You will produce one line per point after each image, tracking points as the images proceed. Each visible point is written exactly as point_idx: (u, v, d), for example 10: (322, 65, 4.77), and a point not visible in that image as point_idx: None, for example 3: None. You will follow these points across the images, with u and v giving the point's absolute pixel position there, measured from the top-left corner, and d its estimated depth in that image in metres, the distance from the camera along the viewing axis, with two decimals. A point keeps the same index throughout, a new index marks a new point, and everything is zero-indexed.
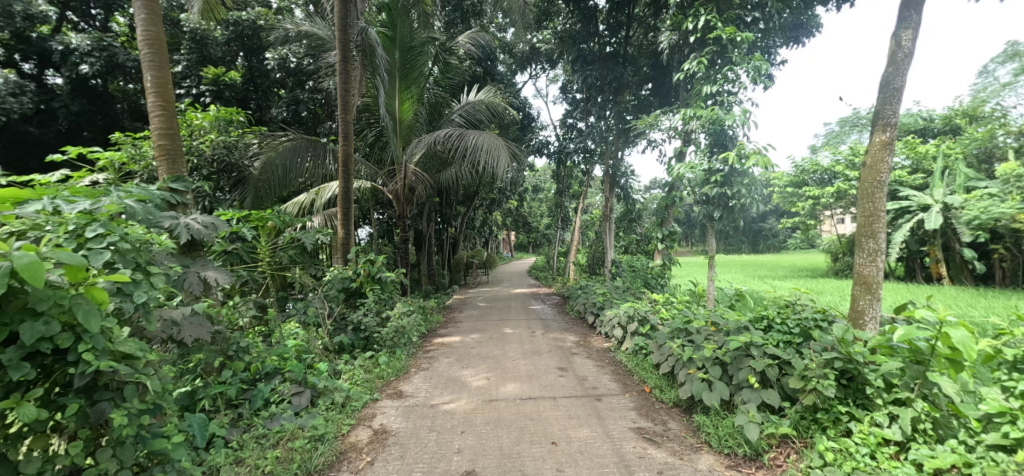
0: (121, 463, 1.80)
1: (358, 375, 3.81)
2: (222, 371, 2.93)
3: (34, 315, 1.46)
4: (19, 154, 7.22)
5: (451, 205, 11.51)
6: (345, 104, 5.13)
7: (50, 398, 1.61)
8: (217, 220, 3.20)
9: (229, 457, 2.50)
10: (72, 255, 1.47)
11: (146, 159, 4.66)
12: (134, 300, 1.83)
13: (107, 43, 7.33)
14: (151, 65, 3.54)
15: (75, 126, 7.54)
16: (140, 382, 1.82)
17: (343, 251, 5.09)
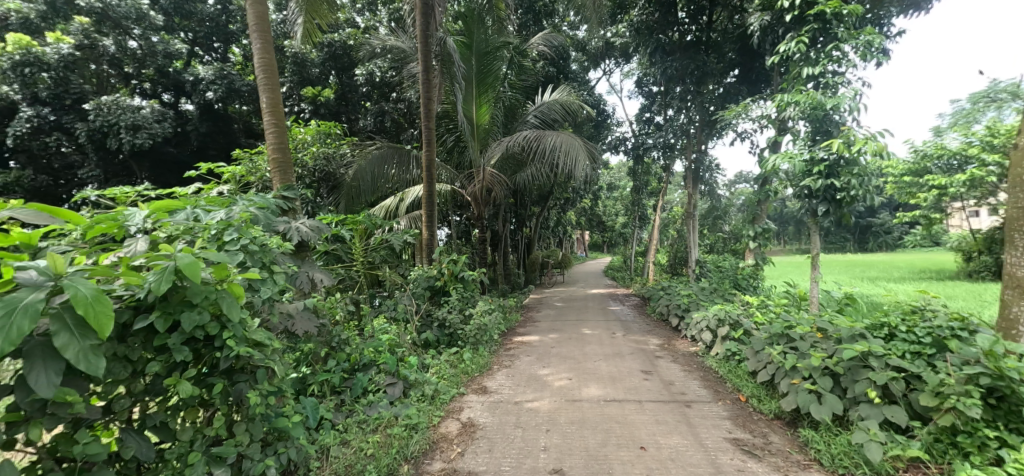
0: (251, 436, 2.05)
1: (445, 369, 3.98)
2: (326, 360, 3.21)
3: (190, 306, 1.69)
4: (165, 170, 9.10)
5: (526, 205, 11.63)
6: (428, 111, 5.39)
7: (200, 377, 1.88)
8: (321, 223, 3.52)
9: (336, 438, 2.73)
10: (220, 255, 1.70)
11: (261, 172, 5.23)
12: (262, 294, 2.07)
13: (225, 72, 8.28)
14: (265, 87, 3.99)
15: (203, 144, 8.89)
16: (268, 367, 2.06)
17: (428, 251, 5.34)
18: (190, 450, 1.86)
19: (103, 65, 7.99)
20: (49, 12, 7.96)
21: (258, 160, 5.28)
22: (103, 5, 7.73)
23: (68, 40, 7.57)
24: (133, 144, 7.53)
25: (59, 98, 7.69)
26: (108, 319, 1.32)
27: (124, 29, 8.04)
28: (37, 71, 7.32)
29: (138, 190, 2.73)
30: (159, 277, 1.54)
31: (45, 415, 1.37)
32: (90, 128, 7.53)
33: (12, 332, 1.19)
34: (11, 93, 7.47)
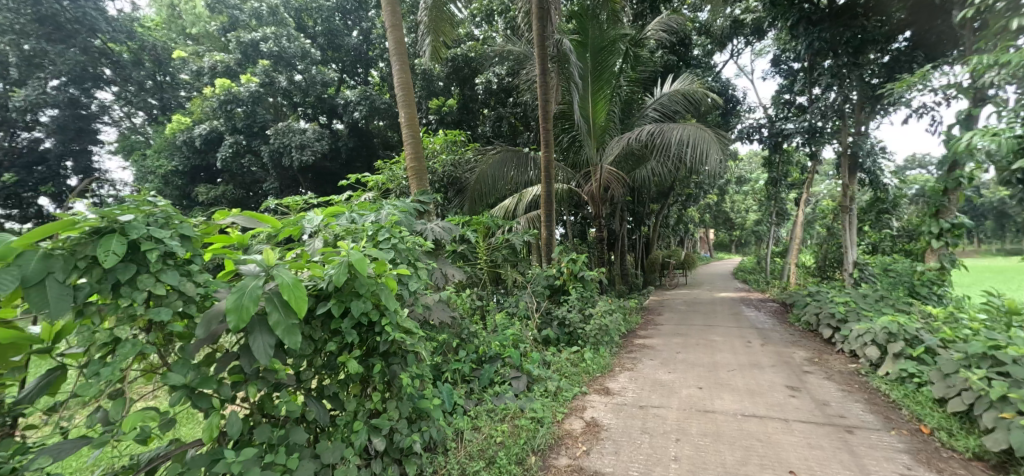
0: (401, 412, 2.32)
1: (567, 367, 4.02)
2: (458, 351, 3.45)
3: (358, 296, 1.97)
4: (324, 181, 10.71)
5: (644, 203, 11.19)
6: (546, 113, 5.49)
7: (363, 357, 2.18)
8: (451, 224, 3.81)
9: (469, 423, 2.93)
10: (380, 251, 1.95)
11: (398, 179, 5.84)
12: (410, 287, 2.33)
13: (368, 94, 9.30)
14: (403, 104, 4.43)
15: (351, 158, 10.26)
16: (415, 353, 2.31)
17: (547, 251, 5.42)
18: (355, 419, 2.17)
19: (278, 97, 9.59)
20: (241, 59, 9.86)
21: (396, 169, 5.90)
22: (279, 48, 9.32)
23: (254, 79, 9.11)
24: (300, 161, 8.98)
25: (251, 127, 9.52)
26: (303, 302, 1.62)
27: (291, 65, 9.58)
28: (236, 106, 9.10)
29: (304, 199, 3.23)
30: (337, 272, 1.82)
31: (259, 378, 1.72)
32: (271, 149, 9.13)
33: (243, 312, 1.52)
34: (219, 126, 9.44)
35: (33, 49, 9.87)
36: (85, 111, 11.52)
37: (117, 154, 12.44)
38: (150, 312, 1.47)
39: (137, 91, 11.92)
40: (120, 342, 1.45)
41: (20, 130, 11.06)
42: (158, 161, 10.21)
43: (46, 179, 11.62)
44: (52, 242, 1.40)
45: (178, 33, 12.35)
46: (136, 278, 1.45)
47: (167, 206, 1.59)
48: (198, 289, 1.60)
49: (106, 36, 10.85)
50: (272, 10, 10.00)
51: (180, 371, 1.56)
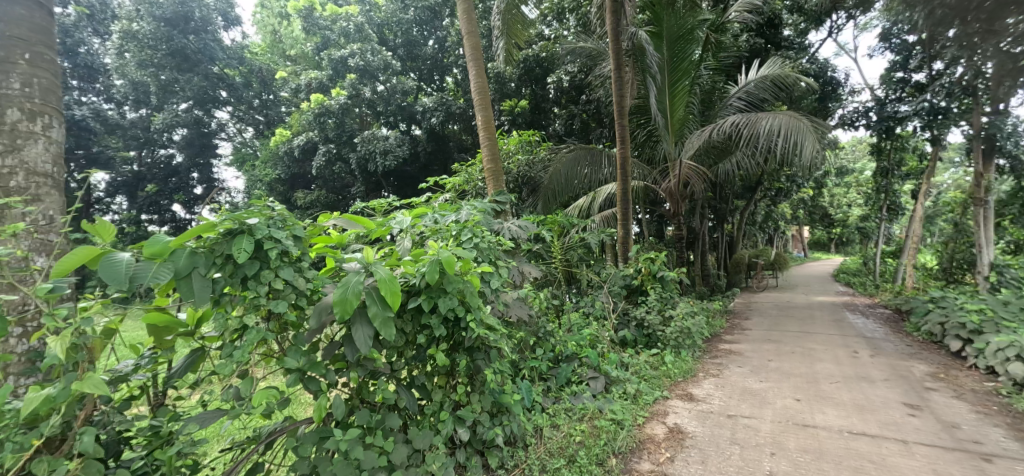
0: (483, 405, 2.40)
1: (648, 370, 3.89)
2: (535, 349, 3.47)
3: (445, 292, 2.07)
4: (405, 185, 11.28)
5: (727, 199, 10.53)
6: (621, 109, 5.36)
7: (449, 350, 2.28)
8: (526, 223, 3.85)
9: (547, 420, 2.95)
10: (465, 251, 2.04)
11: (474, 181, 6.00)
12: (492, 285, 2.41)
13: (445, 100, 9.67)
14: (480, 107, 4.56)
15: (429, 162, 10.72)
16: (496, 348, 2.38)
17: (624, 251, 5.29)
18: (442, 409, 2.29)
19: (363, 108, 10.27)
20: (332, 75, 10.71)
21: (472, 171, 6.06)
22: (364, 62, 10.00)
23: (343, 92, 9.84)
24: (384, 166, 9.57)
25: (340, 136, 10.33)
26: (397, 297, 1.74)
27: (374, 77, 10.19)
28: (328, 118, 9.91)
29: (389, 201, 3.44)
30: (428, 269, 1.92)
31: (359, 365, 1.88)
32: (358, 156, 9.81)
33: (348, 305, 1.67)
34: (313, 137, 10.33)
35: (168, 79, 11.49)
36: (207, 129, 13.04)
37: (232, 165, 13.99)
38: (271, 303, 1.66)
39: (247, 108, 13.44)
40: (248, 328, 1.64)
41: (157, 147, 12.78)
42: (265, 170, 11.41)
43: (178, 189, 13.32)
44: (195, 242, 1.62)
45: (278, 55, 13.73)
46: (260, 273, 1.64)
47: (283, 210, 1.78)
48: (309, 284, 1.78)
49: (223, 63, 12.29)
50: (358, 27, 10.60)
51: (294, 356, 1.74)
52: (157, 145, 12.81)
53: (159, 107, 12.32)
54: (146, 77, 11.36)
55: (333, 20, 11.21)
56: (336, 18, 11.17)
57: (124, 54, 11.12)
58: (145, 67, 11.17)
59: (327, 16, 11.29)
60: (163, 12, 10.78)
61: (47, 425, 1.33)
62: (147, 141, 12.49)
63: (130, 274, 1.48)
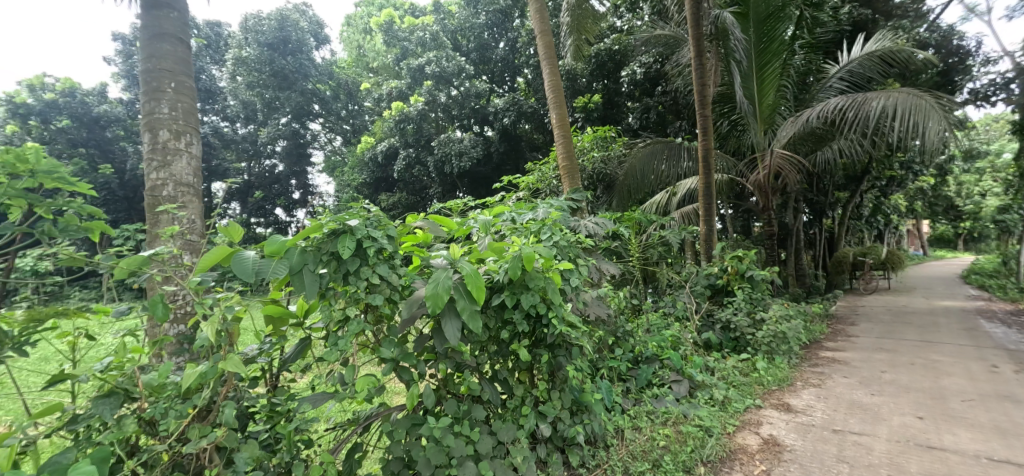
0: (564, 403, 2.40)
1: (738, 377, 3.65)
2: (614, 349, 3.40)
3: (527, 289, 2.10)
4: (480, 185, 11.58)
5: (826, 191, 9.59)
6: (703, 98, 5.10)
7: (531, 346, 2.32)
8: (603, 219, 3.80)
9: (629, 422, 2.88)
10: (547, 248, 2.06)
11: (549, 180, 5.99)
12: (571, 282, 2.41)
13: (516, 100, 9.79)
14: (554, 106, 4.56)
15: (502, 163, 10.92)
16: (576, 345, 2.39)
17: (707, 248, 5.04)
18: (524, 404, 2.32)
19: (439, 113, 10.72)
20: (410, 83, 11.30)
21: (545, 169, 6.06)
22: (440, 69, 10.40)
23: (421, 99, 10.37)
24: (460, 167, 9.97)
25: (419, 141, 10.85)
26: (483, 294, 1.80)
27: (448, 82, 10.59)
28: (407, 124, 10.49)
29: (466, 201, 3.56)
30: (510, 266, 1.97)
31: (445, 358, 1.98)
32: (436, 160, 10.27)
33: (438, 299, 1.76)
34: (395, 143, 10.96)
35: (271, 96, 12.90)
36: (303, 139, 14.32)
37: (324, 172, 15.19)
38: (369, 297, 1.80)
39: (335, 119, 14.47)
40: (350, 319, 1.79)
41: (263, 157, 14.26)
42: (353, 176, 12.30)
43: (280, 194, 14.88)
44: (305, 241, 1.79)
45: (363, 68, 14.53)
46: (359, 269, 1.79)
47: (377, 212, 1.93)
48: (400, 280, 1.91)
49: (315, 80, 13.32)
50: (433, 36, 11.14)
51: (388, 347, 1.86)
52: (263, 155, 14.28)
53: (264, 122, 13.77)
54: (253, 96, 12.88)
55: (410, 31, 11.70)
56: (413, 29, 11.60)
57: (237, 76, 12.82)
58: (252, 86, 12.73)
59: (405, 27, 11.89)
60: (265, 37, 12.23)
61: (199, 397, 1.52)
62: (255, 153, 14.12)
63: (255, 269, 1.67)
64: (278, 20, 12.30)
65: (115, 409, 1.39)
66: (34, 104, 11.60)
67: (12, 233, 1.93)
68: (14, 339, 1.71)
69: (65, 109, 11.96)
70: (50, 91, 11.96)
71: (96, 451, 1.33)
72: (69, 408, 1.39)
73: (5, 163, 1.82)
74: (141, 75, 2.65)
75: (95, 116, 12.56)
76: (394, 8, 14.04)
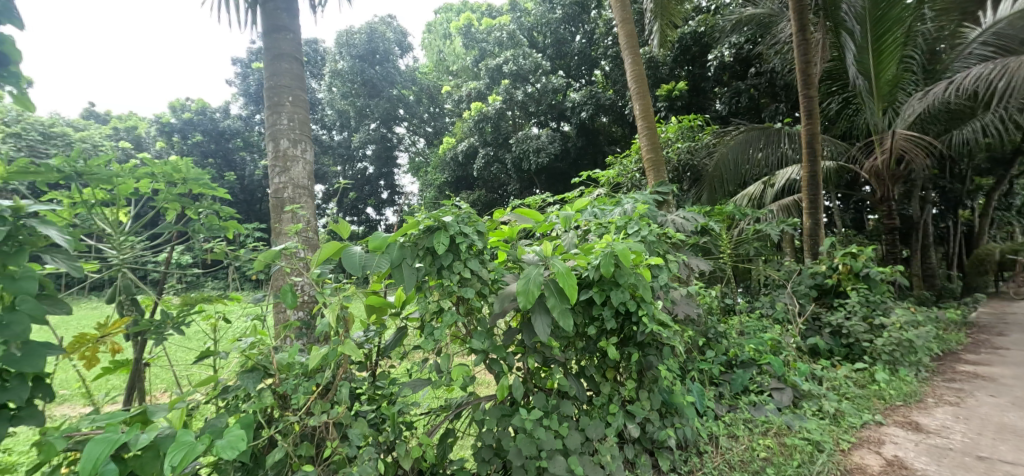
0: (653, 405, 2.32)
1: (851, 388, 3.28)
2: (705, 351, 3.20)
3: (617, 286, 2.07)
4: (558, 182, 11.53)
5: (961, 178, 8.29)
6: (807, 77, 4.64)
7: (621, 344, 2.27)
8: (694, 213, 3.61)
9: (724, 430, 2.71)
10: (640, 245, 2.00)
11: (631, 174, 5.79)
12: (662, 279, 2.33)
13: (594, 93, 9.66)
14: (638, 97, 4.41)
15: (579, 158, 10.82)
16: (666, 345, 2.30)
17: (812, 244, 4.61)
18: (611, 402, 2.28)
19: (516, 111, 10.91)
20: (489, 83, 11.56)
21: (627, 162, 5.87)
22: (517, 67, 10.68)
23: (499, 98, 10.60)
24: (538, 163, 10.10)
25: (497, 139, 11.09)
26: (573, 289, 1.80)
27: (525, 79, 10.71)
28: (486, 123, 10.80)
29: (547, 197, 3.56)
30: (601, 262, 1.94)
31: (533, 352, 2.01)
32: (514, 156, 10.57)
33: (530, 293, 1.79)
34: (474, 143, 11.28)
35: (362, 104, 13.96)
36: (391, 143, 15.22)
37: (408, 173, 15.91)
38: (461, 290, 1.89)
39: (418, 122, 15.07)
40: (445, 311, 1.87)
41: (356, 161, 15.40)
42: (436, 176, 12.82)
43: (370, 195, 15.97)
44: (404, 237, 1.90)
45: (443, 72, 14.96)
46: (453, 264, 1.88)
47: (469, 209, 2.00)
48: (490, 274, 1.97)
49: (401, 86, 14.32)
50: (510, 35, 11.52)
51: (479, 339, 1.92)
52: (355, 159, 15.36)
53: (356, 128, 14.75)
54: (347, 105, 14.01)
55: (488, 33, 12.27)
56: (490, 30, 12.20)
57: (332, 88, 14.01)
58: (347, 96, 13.92)
59: (483, 28, 12.46)
60: (356, 50, 13.45)
61: (321, 377, 1.70)
62: (349, 157, 15.31)
63: (361, 263, 1.80)
64: (367, 34, 13.53)
65: (257, 382, 1.59)
66: (176, 123, 13.77)
67: (171, 233, 2.27)
68: (173, 320, 2.03)
69: (199, 126, 13.89)
70: (187, 111, 14.02)
71: (243, 417, 1.54)
72: (221, 380, 1.62)
73: (164, 173, 2.14)
74: (267, 91, 2.99)
75: (222, 129, 14.36)
76: (472, 11, 14.47)
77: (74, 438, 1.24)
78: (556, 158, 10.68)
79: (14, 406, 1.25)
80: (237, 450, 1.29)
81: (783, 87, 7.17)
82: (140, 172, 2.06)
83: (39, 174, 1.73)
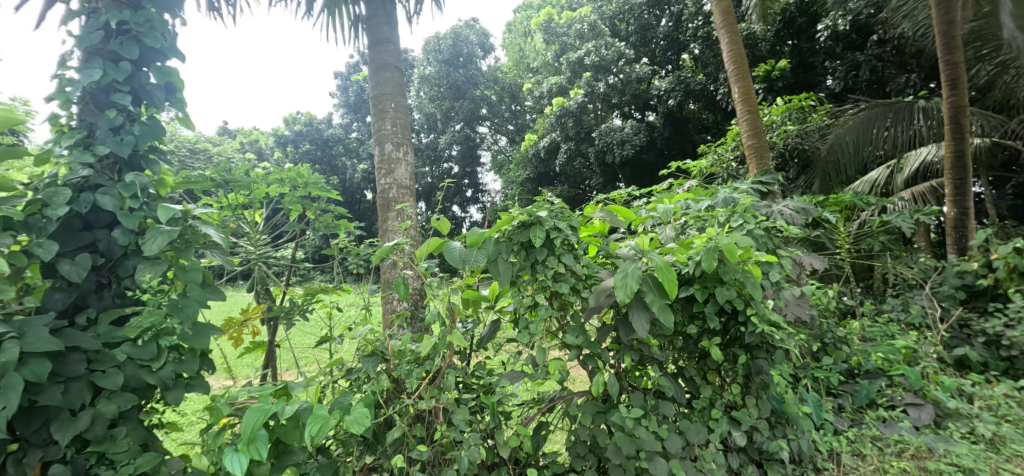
0: (762, 413, 2.13)
1: (1015, 409, 2.72)
2: (821, 357, 2.89)
3: (722, 282, 1.95)
4: (644, 174, 11.14)
5: None
6: (948, 40, 3.99)
7: (726, 346, 2.14)
8: (806, 204, 3.28)
9: (848, 447, 2.44)
10: (748, 239, 1.86)
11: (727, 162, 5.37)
12: (772, 277, 2.16)
13: (682, 79, 9.27)
14: (737, 78, 4.09)
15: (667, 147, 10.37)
16: (779, 348, 2.12)
17: (956, 239, 3.97)
18: (713, 407, 2.13)
19: (598, 103, 10.70)
20: (571, 77, 11.41)
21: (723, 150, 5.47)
22: (599, 58, 10.39)
23: (581, 91, 10.46)
24: (622, 156, 9.87)
25: (580, 133, 10.93)
26: (673, 286, 1.74)
27: (607, 70, 10.46)
28: (568, 118, 10.70)
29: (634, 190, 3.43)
30: (704, 257, 1.84)
31: (630, 350, 1.97)
32: (598, 150, 10.37)
33: (628, 289, 1.75)
34: (556, 138, 11.22)
35: (448, 106, 14.62)
36: (475, 142, 15.69)
37: (490, 171, 16.20)
38: (555, 284, 1.90)
39: (500, 120, 15.44)
40: (539, 305, 1.88)
41: (442, 162, 16.17)
42: (518, 173, 12.94)
43: (457, 193, 16.60)
44: (498, 232, 1.95)
45: (523, 70, 15.02)
46: (547, 259, 1.89)
47: (563, 204, 1.99)
48: (584, 269, 1.96)
49: (483, 87, 14.79)
50: (591, 26, 10.92)
51: (573, 334, 1.92)
52: (442, 159, 16.12)
53: (443, 130, 15.57)
54: (435, 108, 14.87)
55: (569, 25, 11.56)
56: (571, 23, 11.54)
57: (421, 93, 14.81)
58: (434, 100, 14.79)
59: (563, 22, 11.73)
60: (443, 55, 14.11)
61: (430, 364, 1.81)
62: (436, 158, 16.10)
63: (461, 257, 1.87)
64: (453, 38, 14.11)
65: (376, 366, 1.74)
66: (289, 135, 15.45)
67: (295, 230, 2.60)
68: (298, 307, 2.29)
69: (308, 136, 15.45)
70: (298, 123, 15.67)
71: (365, 394, 1.70)
72: (345, 363, 1.79)
73: (291, 179, 2.48)
74: (372, 100, 3.24)
75: (327, 137, 15.85)
76: (552, 6, 14.42)
77: (235, 404, 1.46)
78: (641, 149, 10.33)
79: (188, 375, 1.50)
80: (363, 425, 1.45)
81: (914, 55, 6.26)
82: (271, 179, 2.39)
83: (200, 183, 2.08)
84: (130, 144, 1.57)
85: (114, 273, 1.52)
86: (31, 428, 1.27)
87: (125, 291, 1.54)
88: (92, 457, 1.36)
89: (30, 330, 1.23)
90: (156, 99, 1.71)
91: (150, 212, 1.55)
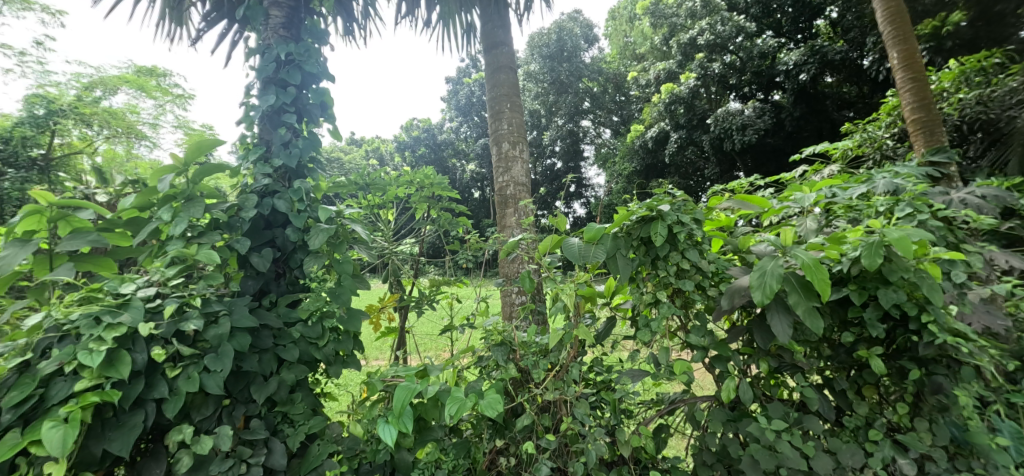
0: (937, 440, 1.76)
1: None
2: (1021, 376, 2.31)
3: (885, 283, 1.71)
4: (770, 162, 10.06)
5: None
6: None
7: (891, 357, 1.85)
8: (999, 188, 2.69)
9: None
10: (922, 232, 1.61)
11: (878, 141, 4.51)
12: (955, 278, 1.83)
13: (817, 48, 8.49)
14: (896, 40, 3.49)
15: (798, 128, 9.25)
16: (966, 363, 1.76)
17: None
18: (870, 427, 1.83)
19: (713, 87, 9.97)
20: (682, 60, 10.66)
21: (875, 127, 4.68)
22: (714, 35, 9.70)
23: (692, 75, 9.83)
24: (743, 142, 9.06)
25: (692, 120, 10.23)
26: (825, 287, 1.56)
27: (723, 48, 9.73)
28: (678, 105, 10.08)
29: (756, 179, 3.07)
30: (864, 253, 1.62)
31: (767, 354, 1.82)
32: (712, 137, 9.65)
33: (768, 288, 1.61)
34: (666, 128, 10.58)
35: (553, 100, 14.77)
36: (579, 137, 15.54)
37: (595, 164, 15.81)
38: (679, 281, 1.82)
39: (605, 112, 15.13)
40: (660, 302, 1.82)
41: (545, 158, 16.26)
42: (624, 165, 12.21)
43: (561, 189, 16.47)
44: (617, 227, 1.91)
45: (629, 57, 14.55)
46: (669, 255, 1.82)
47: (686, 196, 1.89)
48: (711, 266, 1.84)
49: (587, 79, 14.59)
50: (705, 2, 10.23)
51: (698, 334, 1.82)
52: (546, 155, 16.18)
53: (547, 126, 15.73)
54: (539, 104, 15.13)
55: (678, 4, 10.79)
56: (681, 1, 10.75)
57: (527, 90, 15.17)
58: (539, 96, 15.05)
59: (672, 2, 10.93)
60: (548, 49, 14.25)
61: (554, 356, 1.86)
62: (539, 154, 16.22)
63: (580, 253, 1.84)
64: (557, 32, 14.15)
65: (505, 354, 1.83)
66: (408, 140, 17.01)
67: (424, 227, 2.85)
68: (426, 298, 2.47)
69: (424, 140, 16.94)
70: (416, 129, 17.37)
71: (495, 380, 1.79)
72: (475, 350, 1.91)
73: (419, 181, 2.72)
74: (490, 101, 3.39)
75: (439, 141, 17.13)
76: None
77: (386, 381, 1.66)
78: (766, 133, 9.37)
79: (345, 353, 1.74)
80: (495, 410, 1.55)
81: None
82: (404, 182, 2.65)
83: (348, 187, 2.37)
84: (297, 156, 1.85)
85: (287, 265, 1.80)
86: (236, 388, 1.55)
87: (295, 280, 1.81)
88: (276, 416, 1.62)
89: (235, 309, 1.52)
90: (314, 116, 1.99)
91: (313, 212, 1.81)
